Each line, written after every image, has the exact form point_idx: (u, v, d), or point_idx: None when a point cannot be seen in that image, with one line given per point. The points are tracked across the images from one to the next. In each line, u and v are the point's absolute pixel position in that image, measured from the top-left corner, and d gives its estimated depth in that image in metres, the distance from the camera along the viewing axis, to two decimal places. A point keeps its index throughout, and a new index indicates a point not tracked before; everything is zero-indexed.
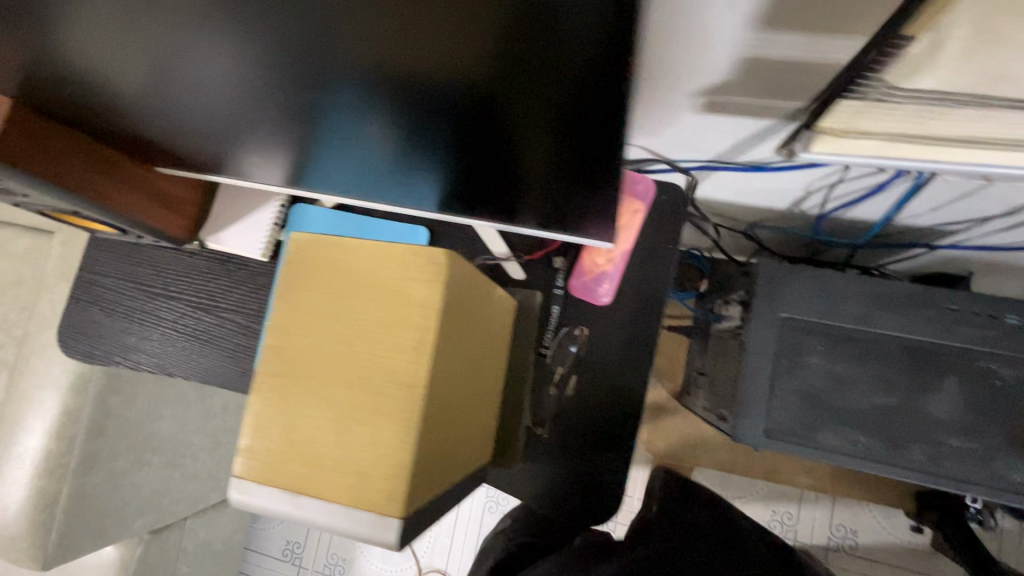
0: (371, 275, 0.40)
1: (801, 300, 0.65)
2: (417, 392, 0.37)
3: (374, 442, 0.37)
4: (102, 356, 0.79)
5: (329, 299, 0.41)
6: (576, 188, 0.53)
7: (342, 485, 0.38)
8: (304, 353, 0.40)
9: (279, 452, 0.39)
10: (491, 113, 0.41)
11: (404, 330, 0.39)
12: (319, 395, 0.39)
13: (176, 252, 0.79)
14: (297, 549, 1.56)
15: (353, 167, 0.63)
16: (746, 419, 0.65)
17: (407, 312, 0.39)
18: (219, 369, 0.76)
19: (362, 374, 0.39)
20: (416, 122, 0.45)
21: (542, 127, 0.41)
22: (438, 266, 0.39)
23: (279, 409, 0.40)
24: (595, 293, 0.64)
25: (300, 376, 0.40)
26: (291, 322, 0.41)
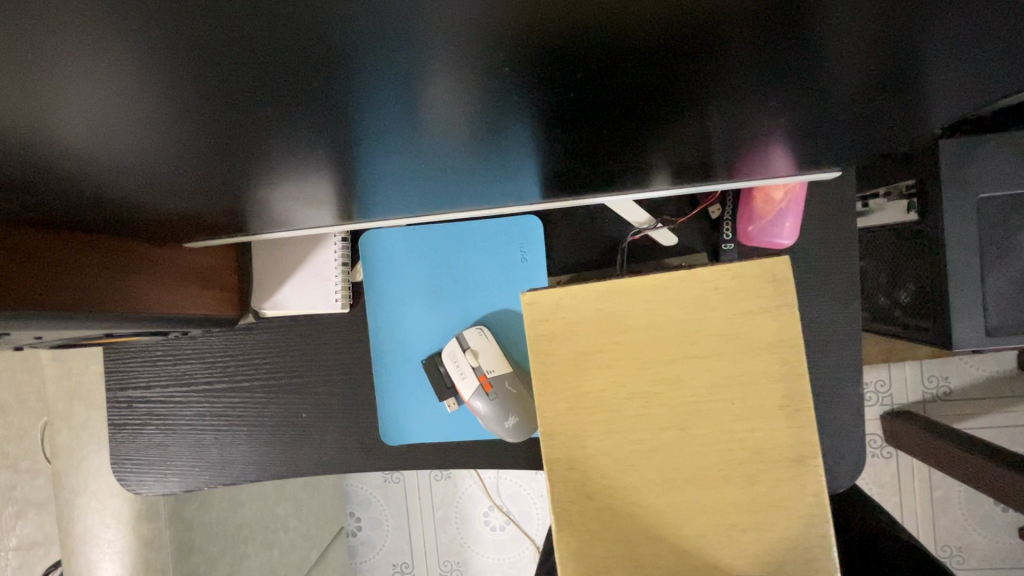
0: (689, 318, 0.33)
1: (997, 173, 0.56)
2: (801, 433, 0.33)
3: (759, 499, 0.33)
4: (185, 482, 0.64)
5: (642, 362, 0.33)
6: (742, 123, 0.40)
7: (738, 562, 0.33)
8: (638, 436, 0.34)
9: (645, 553, 0.34)
10: (693, 48, 0.29)
11: (760, 369, 0.33)
12: (667, 475, 0.33)
13: (226, 334, 0.63)
14: (407, 569, 1.50)
15: (426, 179, 0.48)
16: (961, 322, 0.58)
17: (757, 347, 0.33)
18: (335, 455, 0.62)
19: (721, 434, 0.33)
20: (572, 85, 0.32)
21: (753, 43, 0.29)
22: (781, 281, 0.32)
23: (627, 507, 0.34)
24: (777, 236, 0.53)
25: (640, 462, 0.34)
26: (591, 407, 0.34)
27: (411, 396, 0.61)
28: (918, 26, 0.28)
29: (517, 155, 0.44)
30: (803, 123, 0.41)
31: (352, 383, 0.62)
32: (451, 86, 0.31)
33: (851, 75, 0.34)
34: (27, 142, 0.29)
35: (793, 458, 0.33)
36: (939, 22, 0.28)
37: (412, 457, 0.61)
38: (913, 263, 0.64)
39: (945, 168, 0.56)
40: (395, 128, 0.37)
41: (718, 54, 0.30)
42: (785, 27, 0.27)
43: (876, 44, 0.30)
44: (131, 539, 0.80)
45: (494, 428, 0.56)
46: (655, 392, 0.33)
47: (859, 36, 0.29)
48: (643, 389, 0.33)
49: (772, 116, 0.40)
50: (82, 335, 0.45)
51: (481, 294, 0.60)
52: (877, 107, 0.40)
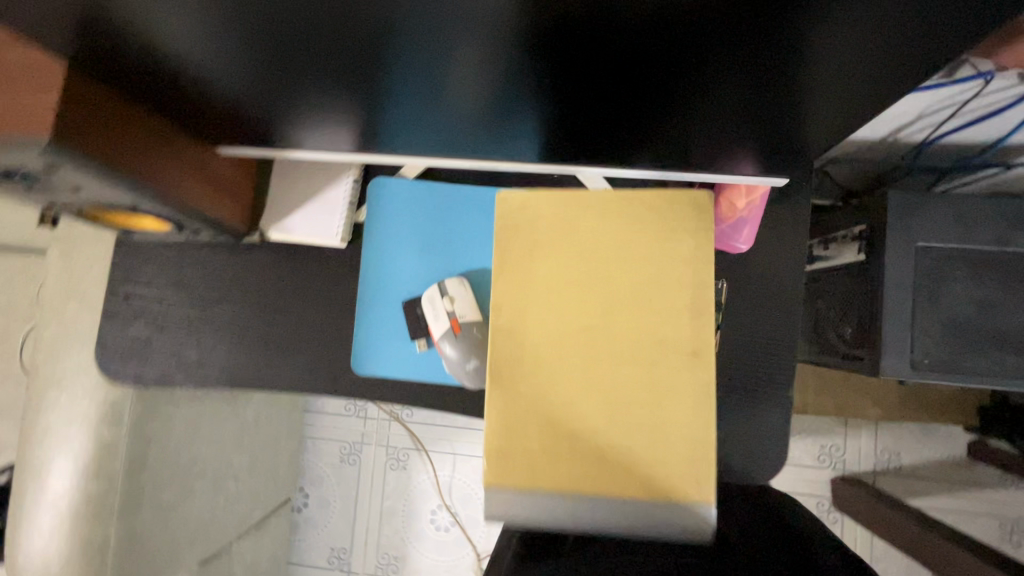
0: (611, 230, 0.34)
1: (936, 227, 0.63)
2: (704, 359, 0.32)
3: (663, 422, 0.32)
4: (160, 379, 0.68)
5: (561, 265, 0.34)
6: (715, 129, 0.47)
7: (625, 480, 0.32)
8: (545, 334, 0.33)
9: (530, 453, 0.33)
10: (673, 57, 0.35)
11: (670, 291, 0.33)
12: (577, 379, 0.33)
13: (231, 248, 0.68)
14: (343, 555, 1.49)
15: (438, 132, 0.54)
16: (890, 355, 0.64)
17: (672, 269, 0.33)
18: (304, 377, 0.67)
19: (624, 348, 0.33)
20: (570, 71, 0.38)
21: (726, 58, 0.35)
22: (700, 207, 0.34)
23: (520, 402, 0.33)
24: (733, 240, 0.60)
25: (540, 361, 0.33)
26: (518, 301, 0.34)
27: (386, 332, 0.65)
28: (868, 45, 0.33)
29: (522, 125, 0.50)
30: (769, 137, 0.48)
31: (333, 313, 0.67)
32: (468, 57, 0.37)
33: (810, 98, 0.41)
34: (120, 20, 0.35)
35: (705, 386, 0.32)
36: (889, 47, 0.33)
37: (375, 390, 0.66)
38: (857, 300, 0.70)
39: (892, 214, 0.64)
40: (417, 87, 0.43)
41: (704, 54, 0.35)
42: (759, 41, 0.33)
43: (838, 58, 0.35)
44: (90, 441, 0.82)
45: (454, 369, 0.61)
46: (581, 297, 0.33)
47: (821, 51, 0.34)
48: (557, 291, 0.34)
49: (747, 124, 0.46)
50: (110, 199, 0.51)
51: (468, 249, 0.66)
52: (832, 132, 0.47)
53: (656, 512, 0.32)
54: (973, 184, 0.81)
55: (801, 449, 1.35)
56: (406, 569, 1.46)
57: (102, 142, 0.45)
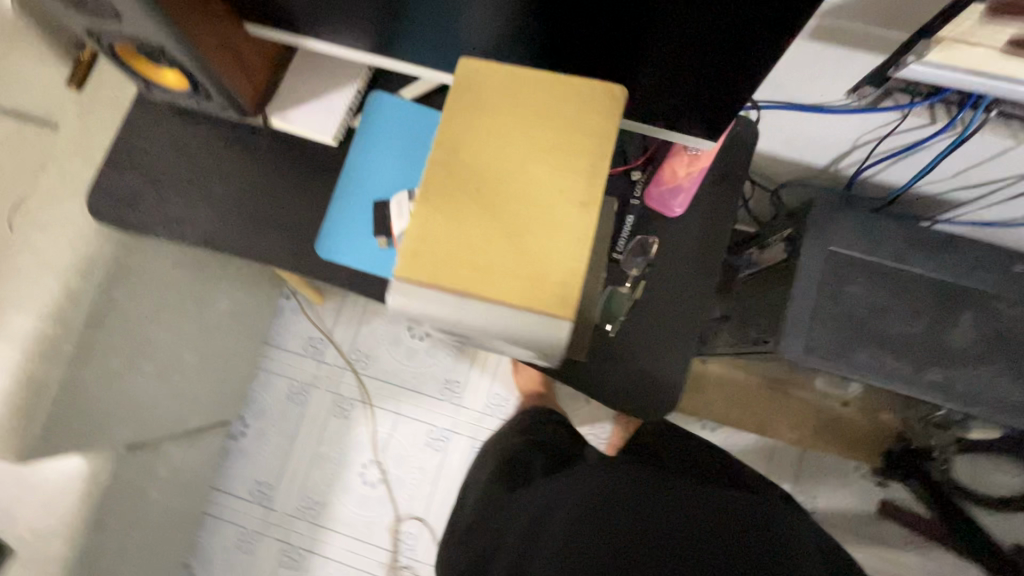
0: (542, 102, 0.42)
1: (847, 236, 0.73)
2: (591, 210, 0.40)
3: (547, 251, 0.39)
4: (140, 226, 0.74)
5: (497, 121, 0.42)
6: (671, 76, 0.55)
7: (508, 289, 0.39)
8: (472, 171, 0.41)
9: (438, 258, 0.40)
10: None
11: (578, 156, 0.41)
12: (489, 206, 0.40)
13: (236, 127, 0.76)
14: (267, 491, 1.50)
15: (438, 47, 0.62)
16: (791, 339, 0.72)
17: (583, 139, 0.41)
18: (273, 250, 0.73)
19: (531, 191, 0.40)
20: None
21: None
22: (616, 99, 0.41)
23: (439, 218, 0.40)
24: (670, 204, 0.69)
25: (463, 190, 0.41)
26: (457, 138, 0.41)
27: (354, 224, 0.72)
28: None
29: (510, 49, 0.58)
30: (715, 99, 0.56)
31: (312, 202, 0.74)
32: None
33: (744, 52, 0.49)
34: None
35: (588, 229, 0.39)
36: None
37: (332, 275, 0.72)
38: (775, 294, 0.79)
39: (811, 218, 0.74)
40: None
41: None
42: None
43: (756, 2, 0.43)
44: (60, 286, 0.88)
45: None
46: (507, 145, 0.41)
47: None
48: (489, 140, 0.41)
49: (696, 76, 0.54)
50: (144, 38, 0.59)
51: None
52: None
53: (526, 321, 0.38)
54: None
55: None
56: (325, 517, 1.48)
57: None
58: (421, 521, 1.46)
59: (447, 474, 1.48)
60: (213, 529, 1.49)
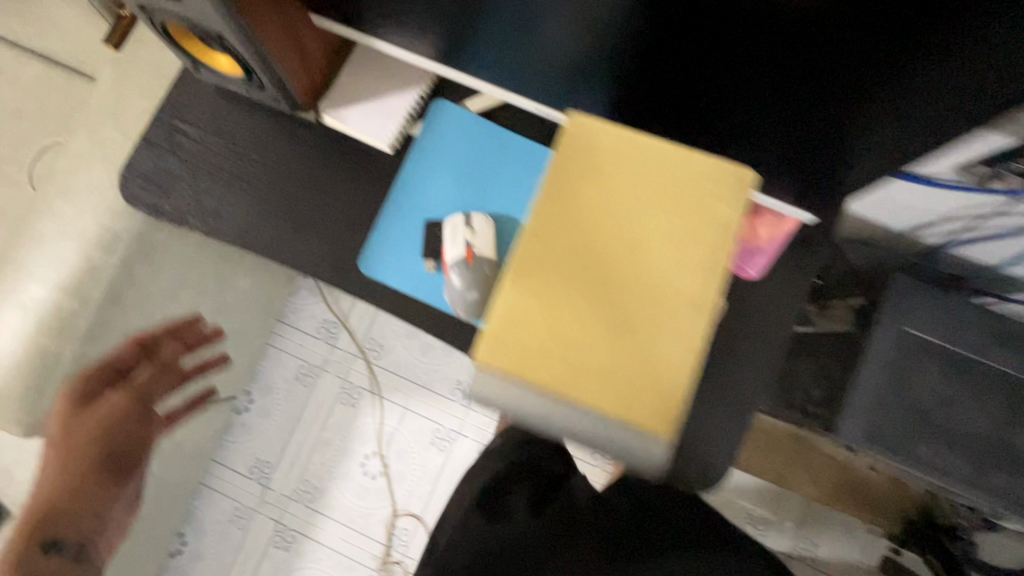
0: (658, 180, 0.36)
1: (925, 319, 0.68)
2: (704, 312, 0.35)
3: (649, 354, 0.35)
4: (174, 216, 0.69)
5: (605, 196, 0.37)
6: (765, 140, 0.50)
7: (599, 394, 0.35)
8: (572, 250, 0.36)
9: (528, 347, 0.35)
10: (759, 21, 0.39)
11: (695, 247, 0.35)
12: (587, 293, 0.35)
13: (284, 118, 0.70)
14: (266, 469, 1.49)
15: (512, 66, 0.57)
16: (848, 420, 0.67)
17: (703, 229, 0.36)
18: (312, 259, 0.68)
19: (639, 283, 0.35)
20: (664, 13, 0.41)
21: (804, 42, 0.39)
22: (746, 185, 0.36)
23: (532, 301, 0.36)
24: (745, 265, 0.63)
25: (561, 272, 0.36)
26: (558, 206, 0.37)
27: (402, 243, 0.67)
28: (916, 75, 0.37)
29: (594, 82, 0.53)
30: (809, 169, 0.51)
31: (357, 210, 0.69)
32: None
33: (860, 126, 0.44)
34: None
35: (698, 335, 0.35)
36: (944, 82, 0.37)
37: (372, 293, 0.68)
38: (832, 364, 0.74)
39: (891, 294, 0.68)
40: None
41: (783, 33, 0.39)
42: (837, 24, 0.37)
43: (894, 80, 0.38)
44: (79, 259, 0.83)
45: (455, 294, 0.63)
46: (613, 224, 0.36)
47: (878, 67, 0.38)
48: (595, 218, 0.36)
49: (794, 143, 0.49)
50: (203, 24, 0.53)
51: (503, 194, 0.68)
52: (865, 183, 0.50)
53: (614, 428, 0.35)
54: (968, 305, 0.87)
55: None
56: (321, 502, 1.46)
57: None
58: (417, 518, 1.44)
59: (448, 476, 1.46)
60: (208, 500, 1.47)
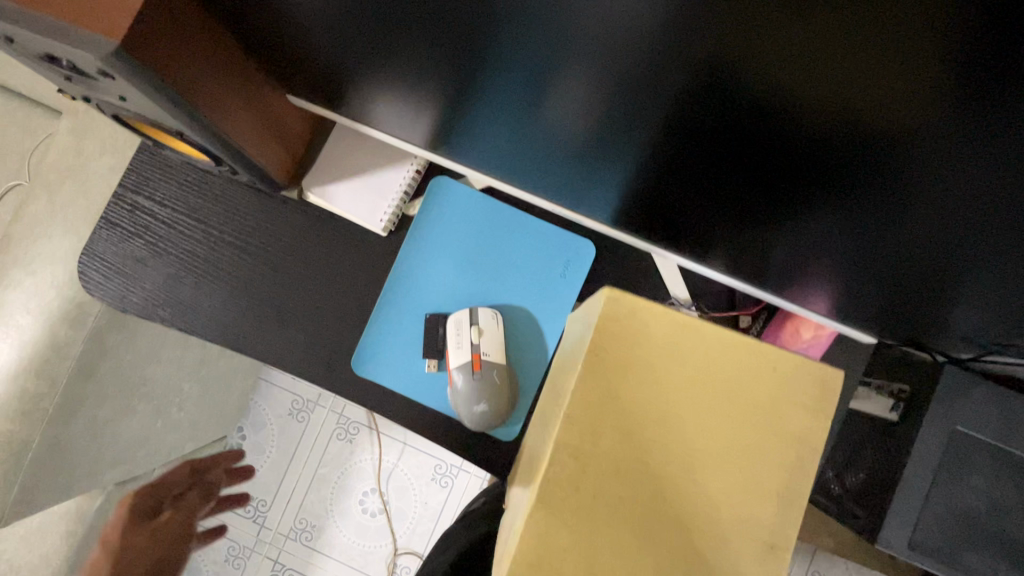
0: (726, 381, 0.30)
1: (977, 415, 0.61)
2: (779, 547, 0.30)
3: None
4: (142, 308, 0.61)
5: (661, 401, 0.30)
6: (798, 253, 0.44)
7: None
8: (621, 472, 0.30)
9: None
10: (805, 165, 0.33)
11: (771, 469, 0.30)
12: (637, 529, 0.29)
13: (262, 195, 0.62)
14: (261, 507, 1.43)
15: (514, 151, 0.50)
16: (891, 526, 0.62)
17: (780, 447, 0.30)
18: (298, 356, 0.61)
19: (702, 513, 0.30)
20: (692, 139, 0.35)
21: (858, 189, 0.33)
22: (829, 391, 0.31)
23: (573, 538, 0.29)
24: None
25: (608, 498, 0.29)
26: (600, 417, 0.30)
27: (400, 338, 0.60)
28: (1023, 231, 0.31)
29: (607, 176, 0.47)
30: (847, 279, 0.46)
31: (347, 299, 0.61)
32: (588, 90, 0.34)
33: (914, 257, 0.38)
34: None
35: (765, 574, 0.30)
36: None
37: (366, 394, 0.60)
38: (870, 454, 0.68)
39: (939, 388, 0.62)
40: (520, 100, 0.39)
41: (848, 180, 0.32)
42: (903, 181, 0.31)
43: (965, 230, 0.33)
44: (43, 335, 0.76)
45: (460, 403, 0.56)
46: (668, 438, 0.30)
47: (973, 221, 0.32)
48: (649, 430, 0.30)
49: (833, 261, 0.43)
50: (156, 118, 0.45)
51: (513, 281, 0.61)
52: (911, 295, 0.44)
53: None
54: None
55: None
56: (319, 542, 1.42)
57: (175, 54, 0.40)
58: (419, 557, 1.40)
59: (451, 514, 1.41)
60: None
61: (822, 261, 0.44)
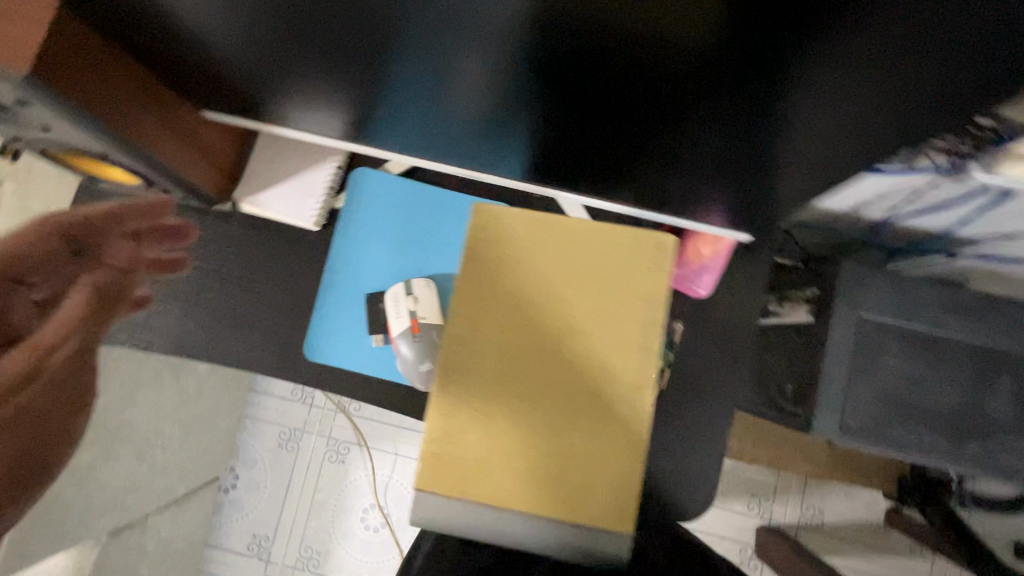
0: (579, 259, 0.35)
1: (879, 301, 0.68)
2: (645, 395, 0.34)
3: (597, 450, 0.33)
4: (102, 336, 0.65)
5: (527, 285, 0.35)
6: (691, 171, 0.49)
7: (553, 500, 0.33)
8: (500, 350, 0.34)
9: (472, 462, 0.33)
10: (658, 94, 0.37)
11: (626, 328, 0.34)
12: (520, 396, 0.34)
13: (200, 213, 0.67)
14: (265, 543, 1.44)
15: (428, 125, 0.55)
16: (822, 415, 0.67)
17: (631, 307, 0.34)
18: (256, 354, 0.65)
19: (575, 376, 0.34)
20: (562, 87, 0.40)
21: (708, 107, 0.37)
22: (666, 255, 0.35)
23: (468, 411, 0.34)
24: (693, 284, 0.63)
25: (494, 374, 0.34)
26: (477, 303, 0.35)
27: (346, 320, 0.65)
28: (835, 119, 0.35)
29: (513, 135, 0.52)
30: (739, 189, 0.51)
31: (293, 294, 0.66)
32: (463, 55, 0.38)
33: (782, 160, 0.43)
34: None
35: (641, 417, 0.33)
36: (856, 130, 0.36)
37: (324, 377, 0.65)
38: (800, 357, 0.74)
39: (841, 281, 0.68)
40: (416, 76, 0.44)
41: (695, 101, 0.37)
42: (738, 95, 0.35)
43: (806, 130, 0.38)
44: None
45: (407, 366, 0.61)
46: (542, 315, 0.35)
47: (806, 122, 0.36)
48: (520, 309, 0.35)
49: (722, 173, 0.48)
50: (84, 145, 0.50)
51: (442, 252, 0.66)
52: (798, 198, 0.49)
53: (576, 535, 0.33)
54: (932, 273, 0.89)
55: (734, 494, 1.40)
56: (328, 566, 1.42)
57: (91, 82, 0.45)
58: None
59: None
60: None
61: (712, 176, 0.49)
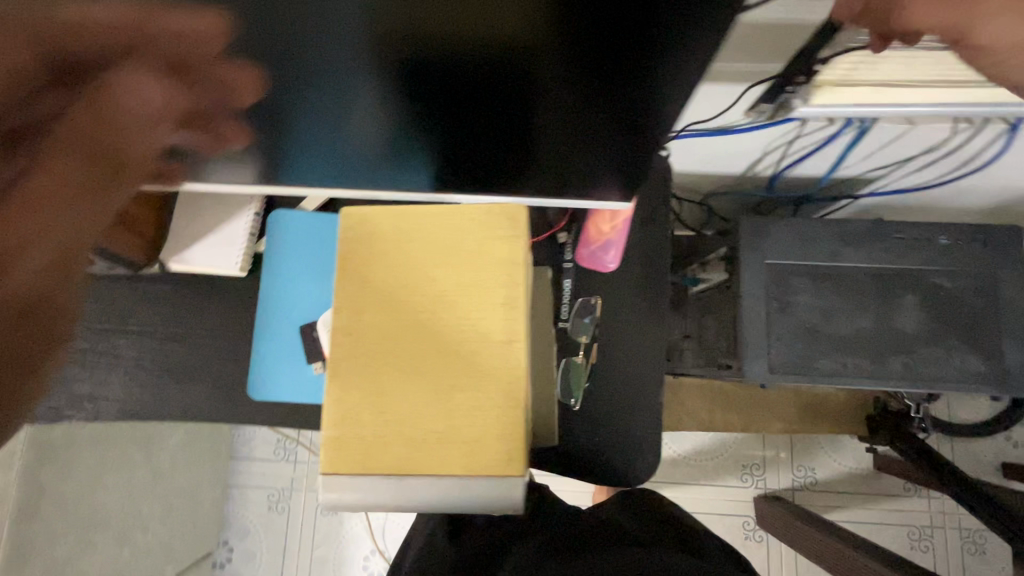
0: (441, 239, 0.39)
1: (780, 246, 0.73)
2: (519, 347, 0.37)
3: (479, 405, 0.36)
4: (50, 414, 0.67)
5: (398, 271, 0.39)
6: (579, 153, 0.53)
7: (447, 458, 0.36)
8: (382, 332, 0.38)
9: (372, 439, 0.36)
10: (520, 81, 0.40)
11: (493, 292, 0.38)
12: (407, 369, 0.37)
13: (130, 281, 0.70)
14: None
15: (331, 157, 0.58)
16: (751, 361, 0.71)
17: (494, 274, 0.38)
18: (204, 403, 0.68)
19: (453, 343, 0.37)
20: (435, 94, 0.42)
21: (568, 88, 0.41)
22: (517, 220, 0.39)
23: (362, 394, 0.36)
24: (602, 260, 0.67)
25: (381, 358, 0.37)
26: (357, 296, 0.38)
27: (283, 355, 0.67)
28: (679, 88, 0.39)
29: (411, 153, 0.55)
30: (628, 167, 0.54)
31: (232, 340, 0.69)
32: (337, 83, 0.41)
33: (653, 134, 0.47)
34: None
35: (518, 367, 0.37)
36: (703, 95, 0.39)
37: (273, 413, 0.67)
38: (725, 313, 0.79)
39: (743, 234, 0.73)
40: (303, 113, 0.46)
41: (555, 83, 0.40)
42: (588, 73, 0.38)
43: (660, 102, 0.41)
44: None
45: None
46: (416, 295, 0.38)
47: (655, 93, 0.40)
48: (394, 293, 0.38)
49: (608, 150, 0.52)
50: None
51: None
52: None
53: (472, 486, 0.36)
54: (844, 210, 0.95)
55: (723, 469, 1.42)
56: None
57: None
58: None
59: None
60: None
61: (600, 156, 0.52)
